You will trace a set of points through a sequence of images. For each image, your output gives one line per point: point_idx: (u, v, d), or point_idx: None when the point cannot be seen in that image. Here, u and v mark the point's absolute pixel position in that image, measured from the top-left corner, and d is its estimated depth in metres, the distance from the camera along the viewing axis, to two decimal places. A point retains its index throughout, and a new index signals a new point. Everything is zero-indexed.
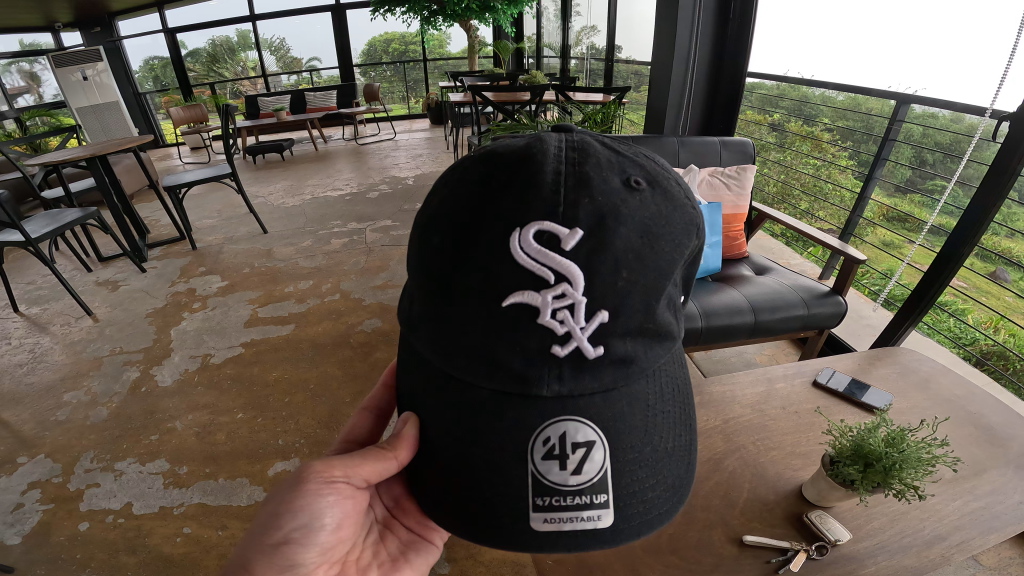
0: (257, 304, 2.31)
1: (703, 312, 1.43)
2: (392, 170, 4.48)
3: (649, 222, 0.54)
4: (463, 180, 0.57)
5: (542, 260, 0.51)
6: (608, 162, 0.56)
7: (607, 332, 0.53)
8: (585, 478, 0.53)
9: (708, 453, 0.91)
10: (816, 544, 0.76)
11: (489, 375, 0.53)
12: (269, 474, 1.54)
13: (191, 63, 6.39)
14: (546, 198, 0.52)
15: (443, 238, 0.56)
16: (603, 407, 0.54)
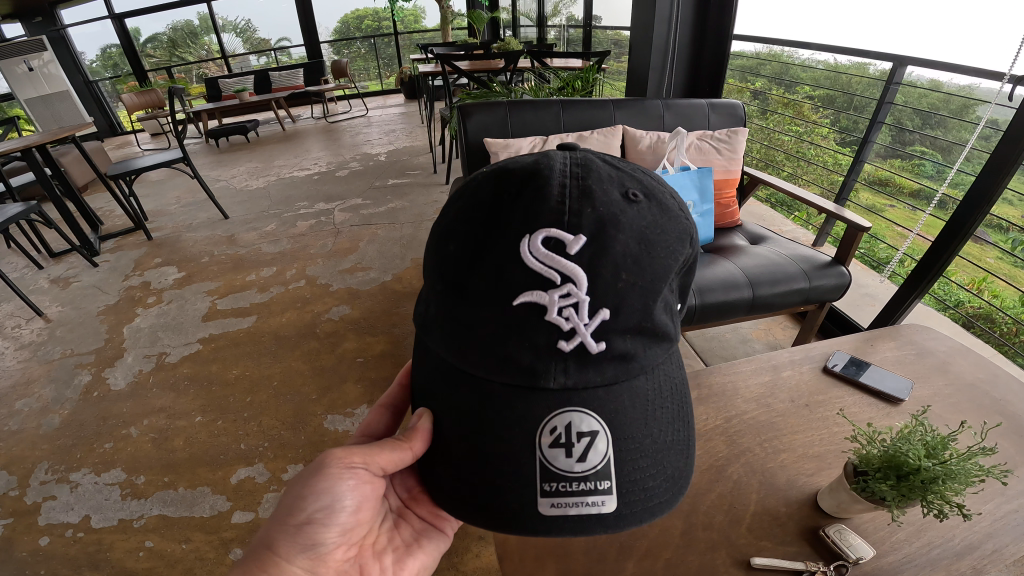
0: (216, 296, 2.15)
1: (695, 288, 1.30)
2: (363, 147, 4.30)
3: (650, 232, 0.52)
4: (475, 193, 0.55)
5: (549, 263, 0.49)
6: (611, 173, 0.54)
7: (609, 328, 0.50)
8: (592, 466, 0.50)
9: (709, 460, 0.78)
10: (835, 564, 0.65)
11: (492, 369, 0.51)
12: (232, 481, 1.40)
13: (151, 49, 6.11)
14: (552, 207, 0.51)
15: (458, 249, 0.54)
16: (605, 399, 0.51)
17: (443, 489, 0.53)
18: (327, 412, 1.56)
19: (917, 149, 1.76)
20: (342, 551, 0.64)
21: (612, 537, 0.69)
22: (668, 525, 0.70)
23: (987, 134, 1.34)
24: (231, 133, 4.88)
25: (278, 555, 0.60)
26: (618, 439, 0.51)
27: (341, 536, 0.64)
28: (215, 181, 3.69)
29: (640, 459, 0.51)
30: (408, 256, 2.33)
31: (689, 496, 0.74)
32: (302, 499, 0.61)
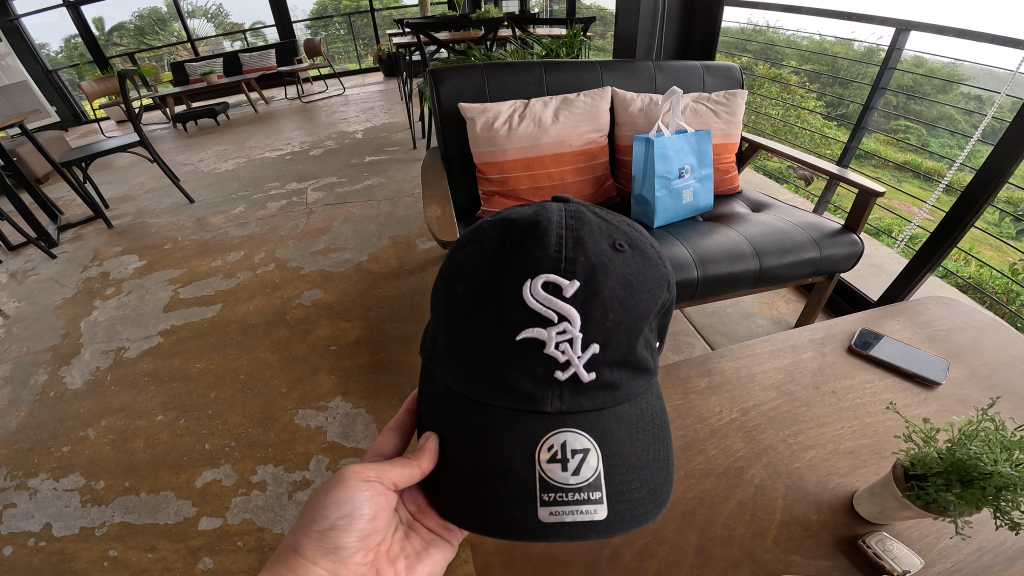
0: (179, 284, 2.02)
1: (697, 259, 1.19)
2: (340, 126, 4.13)
3: (637, 278, 0.51)
4: (479, 239, 0.53)
5: (548, 304, 0.47)
6: (600, 221, 0.53)
7: (600, 359, 0.49)
8: (585, 478, 0.47)
9: (726, 462, 0.67)
10: None
11: (494, 395, 0.48)
12: (198, 485, 1.27)
13: (118, 38, 5.80)
14: (549, 256, 0.49)
15: (466, 291, 0.51)
16: (595, 423, 0.48)
17: (449, 501, 0.50)
18: (297, 406, 1.43)
19: (897, 122, 1.67)
20: (364, 554, 0.57)
21: (611, 557, 0.57)
22: (683, 539, 0.58)
23: (1004, 112, 1.28)
24: (199, 117, 4.67)
25: (302, 557, 0.54)
26: (610, 454, 0.48)
27: (364, 541, 0.57)
28: (182, 165, 3.52)
29: (627, 474, 0.48)
30: (385, 235, 2.20)
31: (705, 505, 0.62)
32: (325, 505, 0.54)
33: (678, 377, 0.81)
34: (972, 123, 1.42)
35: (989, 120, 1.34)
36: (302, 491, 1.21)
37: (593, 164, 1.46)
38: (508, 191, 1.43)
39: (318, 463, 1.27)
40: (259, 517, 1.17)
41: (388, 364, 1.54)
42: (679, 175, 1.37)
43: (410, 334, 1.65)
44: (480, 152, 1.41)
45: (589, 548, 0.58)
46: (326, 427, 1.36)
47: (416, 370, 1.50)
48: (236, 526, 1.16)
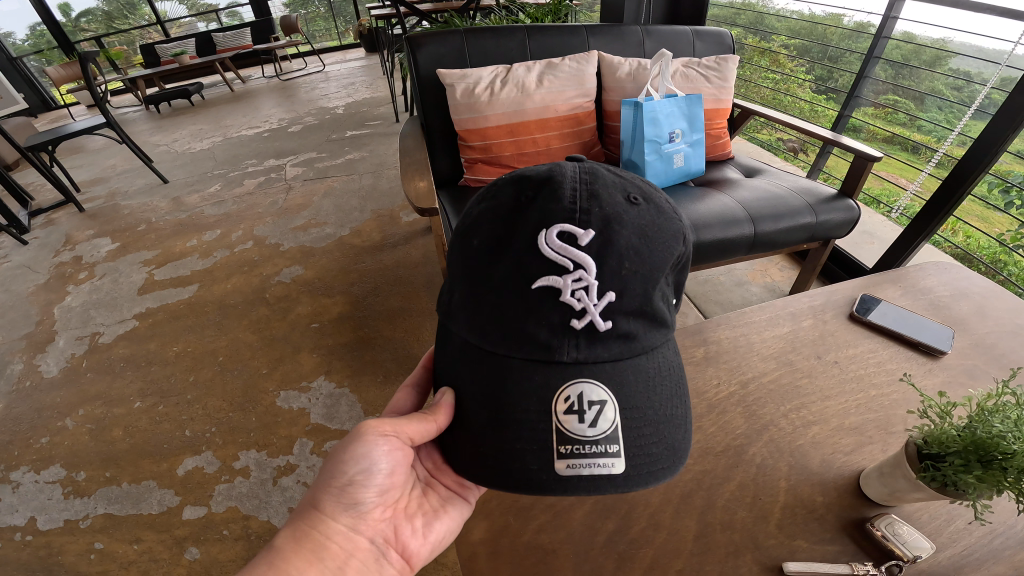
0: (153, 266, 1.96)
1: (690, 224, 1.14)
2: (320, 102, 4.04)
3: (652, 230, 0.49)
4: (495, 196, 0.51)
5: (562, 252, 0.46)
6: (614, 175, 0.51)
7: (619, 307, 0.47)
8: (603, 430, 0.44)
9: (726, 440, 0.63)
10: (888, 565, 0.51)
11: (513, 344, 0.46)
12: (179, 473, 1.22)
13: (86, 23, 5.46)
14: (564, 208, 0.47)
15: (482, 244, 0.49)
16: (612, 373, 0.46)
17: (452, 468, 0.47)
18: (278, 388, 1.39)
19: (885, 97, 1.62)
20: (383, 511, 0.53)
21: (605, 545, 0.53)
22: (681, 525, 0.55)
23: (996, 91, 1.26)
24: (173, 98, 4.55)
25: (322, 514, 0.50)
26: (629, 405, 0.46)
27: (382, 497, 0.52)
28: (156, 146, 3.42)
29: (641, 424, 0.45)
30: (367, 209, 2.14)
31: (704, 488, 0.58)
32: (342, 461, 0.50)
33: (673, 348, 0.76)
34: (962, 98, 1.39)
35: (980, 97, 1.31)
36: (287, 477, 1.17)
37: (580, 129, 1.41)
38: (493, 159, 1.38)
39: (302, 447, 1.23)
40: (244, 504, 1.13)
41: (372, 340, 1.50)
42: (670, 140, 1.32)
43: (394, 309, 1.60)
44: (461, 120, 1.35)
45: (580, 534, 0.54)
46: (310, 409, 1.32)
47: (402, 348, 1.46)
48: (221, 515, 1.12)
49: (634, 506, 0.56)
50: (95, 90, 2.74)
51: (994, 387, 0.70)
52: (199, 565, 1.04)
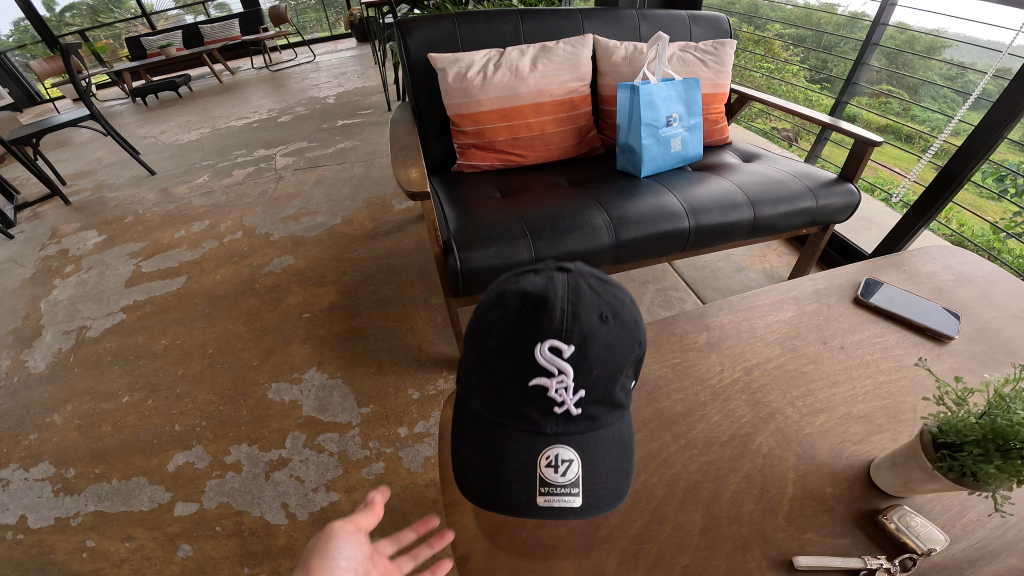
0: (141, 258, 1.93)
1: (689, 208, 1.11)
2: (311, 92, 3.99)
3: (623, 339, 0.50)
4: (499, 298, 0.50)
5: (552, 360, 0.48)
6: (597, 289, 0.50)
7: (592, 397, 0.50)
8: (572, 477, 0.50)
9: (730, 429, 0.60)
10: (901, 558, 0.49)
11: (507, 417, 0.51)
12: (170, 469, 1.20)
13: (70, 17, 5.39)
14: (554, 323, 0.48)
15: (492, 346, 0.50)
16: (584, 445, 0.51)
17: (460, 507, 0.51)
18: (269, 379, 1.36)
19: (879, 87, 1.60)
20: None
21: (607, 541, 0.51)
22: (687, 518, 0.52)
23: (996, 83, 1.24)
24: (160, 90, 4.48)
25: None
26: (595, 468, 0.50)
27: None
28: (143, 138, 3.38)
29: (600, 485, 0.50)
30: (358, 197, 2.11)
31: (710, 480, 0.55)
32: (318, 550, 0.49)
33: (674, 332, 0.74)
34: (958, 90, 1.36)
35: (978, 89, 1.29)
36: (279, 471, 1.15)
37: (575, 114, 1.38)
38: (486, 144, 1.35)
39: (294, 440, 1.20)
40: (237, 500, 1.11)
41: (366, 330, 1.47)
42: (667, 124, 1.29)
43: (388, 298, 1.58)
44: (453, 105, 1.32)
45: (582, 529, 0.51)
46: (302, 401, 1.29)
47: (395, 339, 1.43)
48: (213, 511, 1.10)
49: (637, 499, 0.54)
50: (78, 81, 2.69)
51: (1005, 371, 0.68)
52: (191, 562, 1.01)
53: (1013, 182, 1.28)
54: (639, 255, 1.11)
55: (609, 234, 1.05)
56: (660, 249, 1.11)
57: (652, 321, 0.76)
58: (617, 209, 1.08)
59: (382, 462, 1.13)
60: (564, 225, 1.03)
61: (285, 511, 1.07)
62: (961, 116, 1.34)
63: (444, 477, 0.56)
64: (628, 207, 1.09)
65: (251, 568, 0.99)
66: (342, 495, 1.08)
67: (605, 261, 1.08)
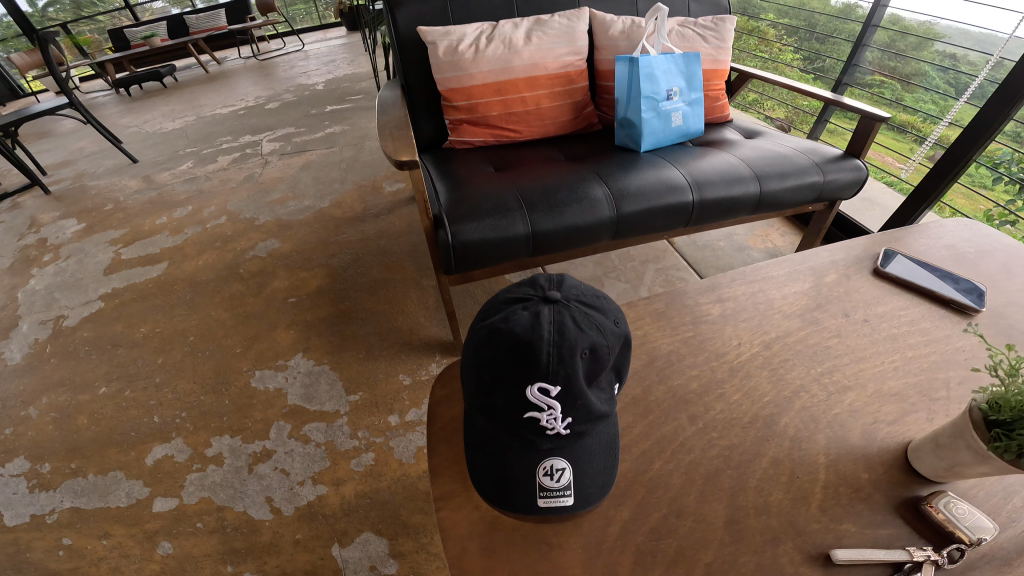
0: (121, 245, 1.86)
1: (693, 181, 1.05)
2: (299, 79, 3.91)
3: (605, 359, 0.45)
4: (488, 340, 0.44)
5: (542, 395, 0.43)
6: (580, 322, 0.44)
7: (585, 414, 0.45)
8: (566, 482, 0.45)
9: (751, 410, 0.55)
10: (950, 549, 0.43)
11: (503, 435, 0.46)
12: (148, 463, 1.13)
13: (56, 11, 5.15)
14: (540, 368, 0.42)
15: (491, 381, 0.44)
16: (583, 457, 0.46)
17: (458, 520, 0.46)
18: (253, 367, 1.30)
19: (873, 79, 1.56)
20: None
21: (620, 536, 0.45)
22: (709, 509, 0.47)
23: (994, 74, 1.21)
24: (144, 80, 4.39)
25: None
26: (591, 478, 0.46)
27: None
28: (126, 128, 3.29)
29: (589, 481, 0.46)
30: (347, 181, 2.04)
31: (733, 467, 0.50)
32: None
33: (685, 305, 0.68)
34: (953, 83, 1.33)
35: (977, 80, 1.25)
36: (263, 463, 1.09)
37: (572, 89, 1.32)
38: (479, 119, 1.29)
39: (279, 431, 1.14)
40: (219, 494, 1.04)
41: (354, 314, 1.41)
42: (667, 98, 1.23)
43: (377, 281, 1.52)
44: (444, 79, 1.25)
45: (590, 525, 0.45)
46: (287, 389, 1.23)
47: (385, 323, 1.37)
48: (194, 506, 1.03)
49: (652, 488, 0.48)
50: (54, 67, 2.60)
51: None
52: (171, 561, 0.95)
53: (1008, 168, 1.26)
54: (641, 230, 1.05)
55: (610, 207, 0.99)
56: (662, 224, 1.05)
57: (661, 294, 0.70)
58: (618, 182, 1.03)
59: (372, 453, 1.07)
60: (562, 198, 0.97)
61: (270, 506, 1.01)
62: (958, 109, 1.31)
63: (434, 466, 0.50)
64: (629, 180, 1.03)
65: (235, 566, 0.93)
66: (329, 488, 1.02)
67: (605, 236, 1.02)
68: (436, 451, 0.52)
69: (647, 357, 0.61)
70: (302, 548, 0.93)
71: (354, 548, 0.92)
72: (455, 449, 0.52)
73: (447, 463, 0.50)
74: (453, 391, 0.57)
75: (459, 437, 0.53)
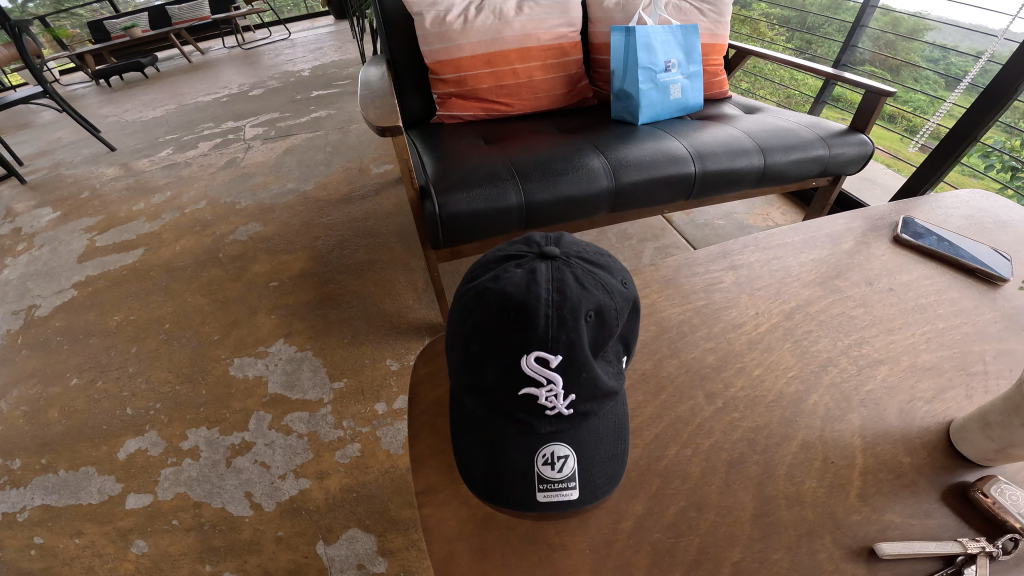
0: (96, 232, 1.78)
1: (694, 153, 1.00)
2: (285, 66, 3.82)
3: (609, 330, 0.40)
4: (476, 303, 0.38)
5: (539, 366, 0.37)
6: (584, 281, 0.39)
7: (588, 392, 0.40)
8: (568, 472, 0.39)
9: (774, 389, 0.49)
10: (1006, 539, 0.38)
11: (496, 416, 0.40)
12: (120, 457, 1.05)
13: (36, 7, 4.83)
14: (538, 333, 0.37)
15: (480, 352, 0.38)
16: (587, 442, 0.40)
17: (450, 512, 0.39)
18: (232, 354, 1.23)
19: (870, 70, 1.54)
20: None
21: (634, 533, 0.39)
22: (735, 501, 0.41)
23: (988, 68, 1.19)
24: (126, 71, 4.27)
25: None
26: (597, 466, 0.40)
27: None
28: (105, 118, 3.19)
29: (596, 472, 0.40)
30: (333, 163, 1.98)
31: (759, 452, 0.44)
32: None
33: (696, 276, 0.62)
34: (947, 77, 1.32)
35: (968, 77, 1.23)
36: (242, 456, 1.02)
37: (565, 61, 1.25)
38: (468, 93, 1.22)
39: (259, 422, 1.08)
40: (195, 490, 0.97)
41: (339, 298, 1.35)
42: (665, 70, 1.17)
43: (363, 263, 1.46)
44: (431, 51, 1.18)
45: (598, 521, 0.39)
46: (267, 376, 1.17)
47: (371, 306, 1.31)
48: (170, 502, 0.96)
49: (669, 479, 0.42)
50: (27, 54, 2.50)
51: None
52: (145, 561, 0.88)
53: (999, 157, 1.25)
54: (639, 203, 0.99)
55: (608, 177, 0.93)
56: (662, 197, 1.00)
57: (669, 264, 0.64)
58: (616, 152, 0.97)
59: (358, 444, 1.01)
60: (558, 167, 0.92)
61: (250, 501, 0.94)
62: (951, 103, 1.29)
63: (415, 456, 0.44)
64: (627, 151, 0.97)
65: (214, 565, 0.86)
66: (313, 481, 0.96)
67: (603, 209, 0.96)
68: (419, 440, 0.45)
69: (656, 329, 0.55)
70: (285, 546, 0.87)
71: (340, 545, 0.86)
72: (441, 435, 0.45)
73: (432, 452, 0.44)
74: (437, 369, 0.51)
75: (445, 421, 0.47)
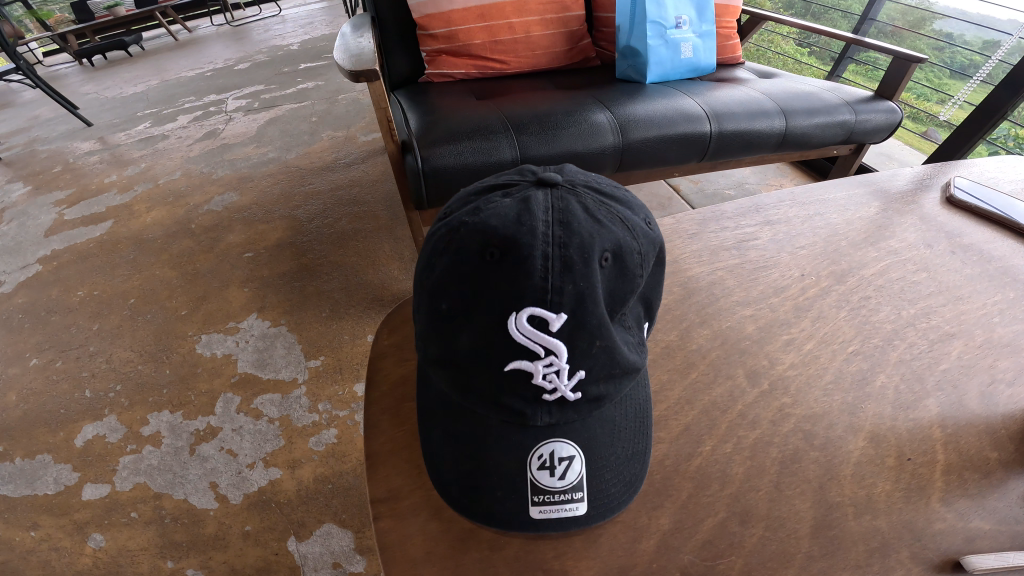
0: (65, 206, 1.67)
1: (709, 111, 0.90)
2: (274, 40, 3.70)
3: (628, 287, 0.31)
4: (453, 243, 0.29)
5: (535, 336, 0.29)
6: (597, 215, 0.30)
7: (598, 367, 0.31)
8: (573, 480, 0.30)
9: (818, 369, 0.40)
10: None
11: (480, 403, 0.31)
12: (77, 444, 0.95)
13: None
14: (534, 285, 0.28)
15: (454, 311, 0.29)
16: (598, 434, 0.32)
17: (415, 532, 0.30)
18: (200, 331, 1.14)
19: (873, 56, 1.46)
20: None
21: (659, 555, 0.30)
22: (788, 510, 0.32)
23: (1001, 63, 1.12)
24: (108, 49, 4.14)
25: None
26: (607, 467, 0.31)
27: None
28: (85, 95, 3.07)
29: (609, 478, 0.31)
30: (318, 133, 1.87)
31: (817, 447, 0.35)
32: None
33: (720, 234, 0.53)
34: (955, 64, 1.24)
35: (984, 66, 1.16)
36: (208, 443, 0.92)
37: (565, 17, 1.15)
38: (459, 49, 1.11)
39: (227, 404, 0.98)
40: (156, 480, 0.88)
41: (317, 270, 1.25)
42: (676, 24, 1.07)
43: (345, 232, 1.36)
44: (418, 4, 1.08)
45: (611, 540, 0.30)
46: (237, 354, 1.08)
47: (351, 278, 1.22)
48: (128, 493, 0.86)
49: (704, 483, 0.33)
50: None
51: None
52: (98, 558, 0.78)
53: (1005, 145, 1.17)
54: (647, 165, 0.90)
55: (614, 134, 0.84)
56: (672, 158, 0.90)
57: (689, 221, 0.54)
58: (624, 108, 0.87)
59: (334, 430, 0.92)
60: (557, 120, 0.82)
61: (215, 493, 0.85)
62: (970, 89, 1.20)
63: (374, 452, 0.35)
64: (635, 107, 0.88)
65: (175, 562, 0.77)
66: (284, 471, 0.86)
67: (607, 169, 0.87)
68: (380, 431, 0.36)
69: (681, 291, 0.47)
70: (252, 542, 0.78)
71: (313, 541, 0.77)
72: (409, 425, 0.36)
73: (396, 447, 0.35)
74: (405, 341, 0.42)
75: (411, 406, 0.37)
